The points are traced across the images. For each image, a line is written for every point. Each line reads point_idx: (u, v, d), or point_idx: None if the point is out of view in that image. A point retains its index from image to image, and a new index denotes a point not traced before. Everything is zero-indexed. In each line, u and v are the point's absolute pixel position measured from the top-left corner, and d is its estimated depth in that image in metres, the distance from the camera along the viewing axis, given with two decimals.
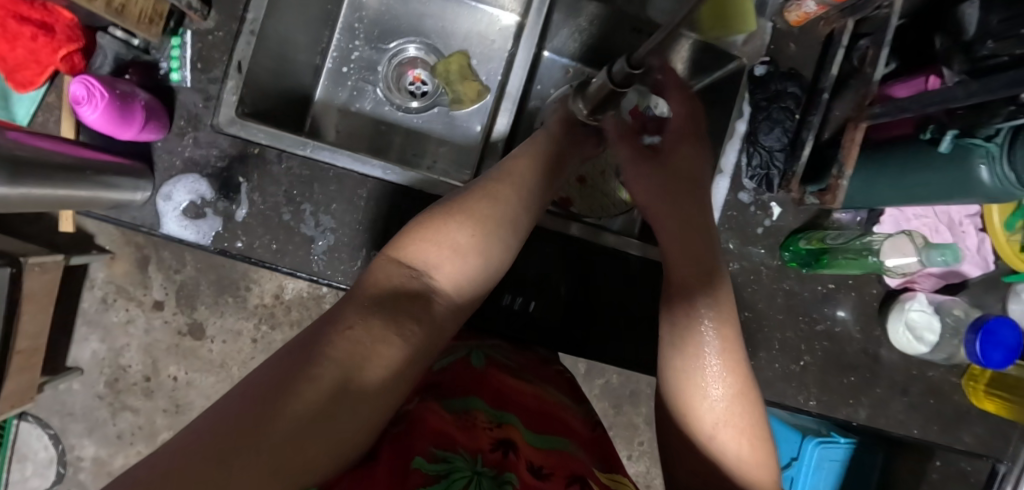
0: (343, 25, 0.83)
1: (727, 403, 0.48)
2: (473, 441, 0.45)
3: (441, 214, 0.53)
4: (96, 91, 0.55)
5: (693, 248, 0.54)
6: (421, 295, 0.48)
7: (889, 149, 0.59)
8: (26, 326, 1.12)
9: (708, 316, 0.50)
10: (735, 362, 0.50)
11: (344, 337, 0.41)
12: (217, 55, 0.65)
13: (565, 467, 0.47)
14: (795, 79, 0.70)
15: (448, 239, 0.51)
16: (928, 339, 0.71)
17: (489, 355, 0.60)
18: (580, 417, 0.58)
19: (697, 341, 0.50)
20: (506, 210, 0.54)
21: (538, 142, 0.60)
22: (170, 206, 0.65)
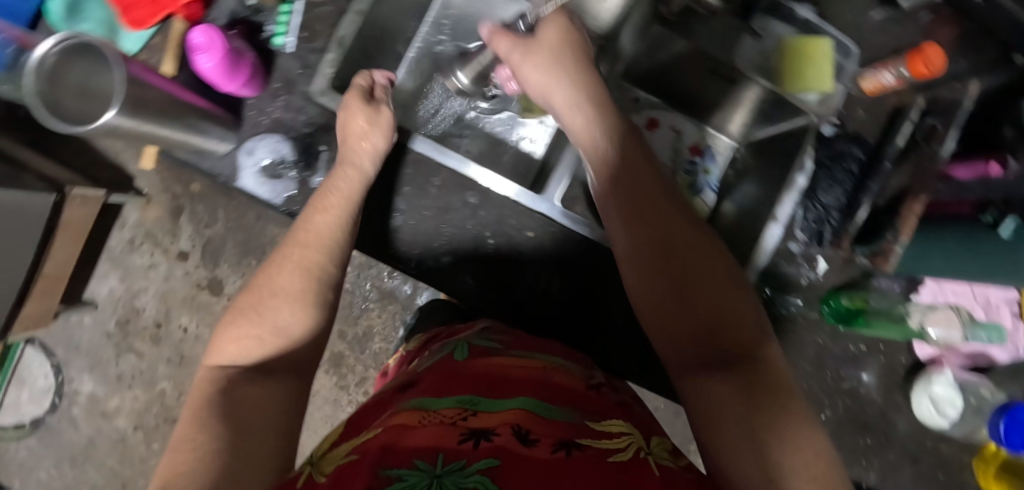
0: (432, 19, 0.86)
1: (707, 305, 0.51)
2: (439, 437, 0.44)
3: (232, 317, 0.52)
4: (216, 44, 0.58)
5: (632, 189, 0.60)
6: (249, 377, 0.46)
7: (954, 228, 0.60)
8: (58, 253, 1.08)
9: (661, 229, 0.57)
10: (704, 260, 0.54)
11: (180, 441, 0.38)
12: (322, 27, 0.68)
13: (553, 433, 0.46)
14: (859, 143, 0.72)
15: (247, 325, 0.51)
16: (949, 413, 0.73)
17: (472, 346, 0.64)
18: (575, 374, 0.61)
19: (653, 260, 0.55)
20: (303, 261, 0.56)
21: (339, 184, 0.62)
22: (251, 161, 0.67)
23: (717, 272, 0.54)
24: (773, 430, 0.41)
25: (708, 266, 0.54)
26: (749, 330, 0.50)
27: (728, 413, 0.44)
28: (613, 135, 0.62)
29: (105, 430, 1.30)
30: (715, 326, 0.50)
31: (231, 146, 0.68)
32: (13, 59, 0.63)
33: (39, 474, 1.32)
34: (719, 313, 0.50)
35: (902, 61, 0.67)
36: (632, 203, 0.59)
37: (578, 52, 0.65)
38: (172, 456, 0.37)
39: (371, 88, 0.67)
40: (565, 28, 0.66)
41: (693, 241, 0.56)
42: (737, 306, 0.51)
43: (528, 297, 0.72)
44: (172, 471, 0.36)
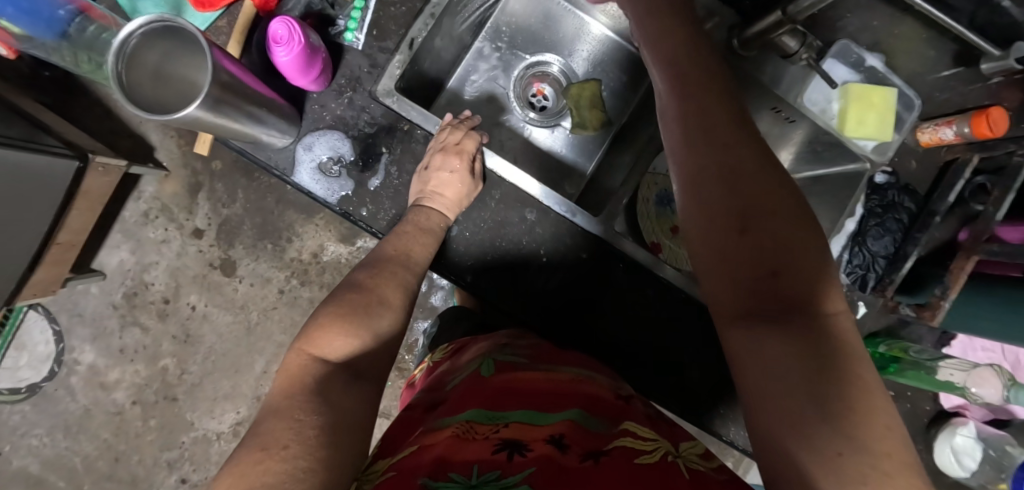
0: (490, 27, 0.86)
1: (780, 251, 0.37)
2: (473, 452, 0.46)
3: (331, 310, 0.51)
4: (303, 52, 0.57)
5: (687, 92, 0.44)
6: (345, 378, 0.45)
7: (1005, 290, 0.62)
8: (72, 221, 0.98)
9: (719, 142, 0.41)
10: (771, 190, 0.39)
11: (277, 432, 0.37)
12: (393, 27, 0.68)
13: (581, 443, 0.48)
14: (910, 194, 0.73)
15: (346, 325, 0.49)
16: (969, 464, 0.74)
17: (499, 362, 0.63)
18: (606, 385, 0.60)
19: (713, 186, 0.40)
20: (396, 281, 0.57)
21: (427, 214, 0.64)
22: (308, 156, 0.66)
23: (789, 208, 0.39)
24: (841, 399, 0.33)
25: (781, 201, 0.39)
26: (819, 281, 0.37)
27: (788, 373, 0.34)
28: (678, 35, 0.46)
29: (101, 402, 1.16)
30: (787, 279, 0.37)
31: (291, 140, 0.66)
32: (76, 28, 0.61)
33: (30, 441, 1.15)
34: (798, 266, 0.37)
35: (965, 120, 0.68)
36: (691, 108, 0.43)
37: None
38: (260, 456, 0.36)
39: (462, 141, 0.67)
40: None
41: (750, 159, 0.40)
42: (815, 250, 0.38)
43: (544, 297, 0.73)
44: (266, 480, 0.34)
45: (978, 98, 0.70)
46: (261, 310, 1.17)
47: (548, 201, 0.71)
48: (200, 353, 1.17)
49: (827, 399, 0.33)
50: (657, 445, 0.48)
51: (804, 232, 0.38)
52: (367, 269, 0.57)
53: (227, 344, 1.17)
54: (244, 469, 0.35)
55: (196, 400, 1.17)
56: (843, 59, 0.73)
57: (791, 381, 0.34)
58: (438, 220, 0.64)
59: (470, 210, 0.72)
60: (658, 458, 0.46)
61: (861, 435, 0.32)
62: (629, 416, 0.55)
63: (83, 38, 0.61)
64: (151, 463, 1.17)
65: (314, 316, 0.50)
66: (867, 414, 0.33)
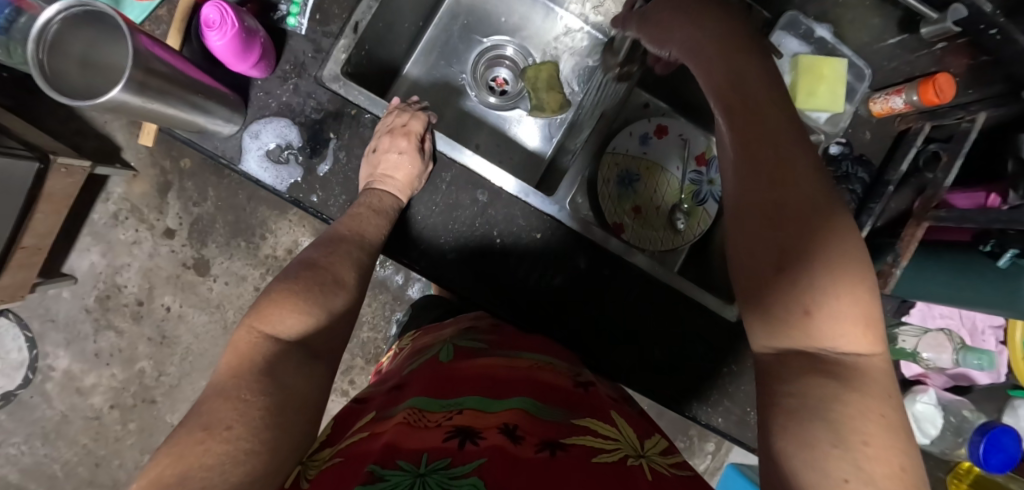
0: (447, 13, 0.86)
1: (817, 286, 0.36)
2: (423, 440, 0.44)
3: (284, 287, 0.49)
4: (235, 41, 0.57)
5: (748, 118, 0.42)
6: (299, 357, 0.44)
7: (944, 253, 0.64)
8: (38, 225, 0.95)
9: (779, 173, 0.39)
10: (826, 225, 0.37)
11: (218, 412, 0.36)
12: (336, 11, 0.67)
13: (543, 433, 0.46)
14: (864, 165, 0.73)
15: (298, 303, 0.48)
16: (929, 430, 0.75)
17: (458, 347, 0.62)
18: (564, 374, 0.59)
19: (764, 221, 0.39)
20: (348, 262, 0.55)
21: (379, 198, 0.63)
22: (255, 144, 0.65)
23: (838, 248, 0.37)
24: (854, 431, 0.32)
25: (832, 241, 0.37)
26: (862, 320, 0.36)
27: (812, 404, 0.34)
28: (735, 61, 0.44)
29: (78, 408, 1.15)
30: (824, 319, 0.36)
31: (237, 128, 0.65)
32: (8, 20, 0.60)
33: (7, 450, 1.14)
34: (835, 304, 0.36)
35: (914, 87, 0.68)
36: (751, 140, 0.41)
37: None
38: (200, 436, 0.35)
39: (409, 122, 0.67)
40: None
41: (806, 194, 0.38)
42: (860, 289, 0.36)
43: (516, 286, 0.72)
44: (203, 461, 0.33)
45: (926, 65, 0.71)
46: (238, 309, 1.16)
47: (506, 185, 0.72)
48: (177, 354, 1.16)
49: (846, 429, 0.32)
50: (620, 447, 0.47)
51: (849, 266, 0.36)
52: (315, 247, 0.56)
53: (204, 344, 1.16)
54: (183, 450, 0.34)
55: (176, 401, 1.16)
56: (793, 31, 0.73)
57: (813, 412, 0.33)
58: (387, 201, 0.63)
59: (419, 193, 0.71)
60: (620, 460, 0.45)
61: (873, 467, 0.31)
62: (590, 406, 0.54)
63: (16, 30, 0.60)
64: (131, 466, 1.16)
65: (267, 290, 0.49)
66: (886, 451, 0.31)
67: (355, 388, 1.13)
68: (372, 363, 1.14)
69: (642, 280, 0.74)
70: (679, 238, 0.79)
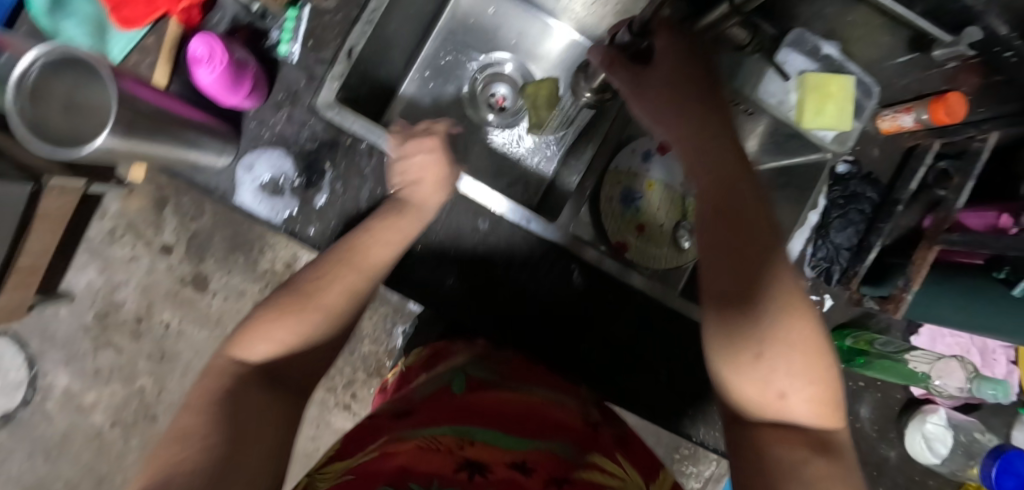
0: (444, 30, 0.84)
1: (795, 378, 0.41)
2: (434, 465, 0.42)
3: (266, 312, 0.53)
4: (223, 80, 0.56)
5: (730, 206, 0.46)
6: (259, 382, 0.47)
7: (956, 277, 0.62)
8: (32, 246, 0.93)
9: (770, 268, 0.43)
10: (798, 312, 0.42)
11: (187, 438, 0.38)
12: (330, 36, 0.65)
13: (550, 465, 0.46)
14: (873, 184, 0.72)
15: (280, 325, 0.52)
16: (940, 451, 0.76)
17: (469, 377, 0.61)
18: (573, 412, 0.59)
19: (744, 314, 0.43)
20: (341, 289, 0.55)
21: (405, 215, 0.60)
22: (249, 176, 0.63)
23: (811, 340, 0.42)
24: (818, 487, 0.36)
25: (807, 334, 0.42)
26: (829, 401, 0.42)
27: (782, 475, 0.37)
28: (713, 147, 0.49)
29: (79, 427, 1.14)
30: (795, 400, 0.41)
31: (230, 160, 0.63)
32: None
33: (10, 469, 1.13)
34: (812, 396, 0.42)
35: (923, 106, 0.66)
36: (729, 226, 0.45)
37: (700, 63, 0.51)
38: (171, 451, 0.37)
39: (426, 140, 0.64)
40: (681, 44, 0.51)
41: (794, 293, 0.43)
42: (809, 350, 0.42)
43: (515, 302, 0.70)
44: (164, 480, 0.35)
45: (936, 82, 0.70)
46: (238, 324, 1.15)
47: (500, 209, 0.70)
48: (178, 370, 1.15)
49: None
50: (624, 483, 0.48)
51: (816, 346, 0.43)
52: (307, 270, 0.56)
53: (204, 359, 1.15)
54: (156, 462, 0.37)
55: None
56: (799, 48, 0.70)
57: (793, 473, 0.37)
58: (406, 226, 0.59)
59: None
60: None
61: None
62: (598, 445, 0.54)
63: None
64: None
65: (252, 323, 0.52)
66: None
67: (357, 403, 1.12)
68: (374, 378, 1.12)
69: (638, 297, 0.72)
70: (682, 256, 0.78)
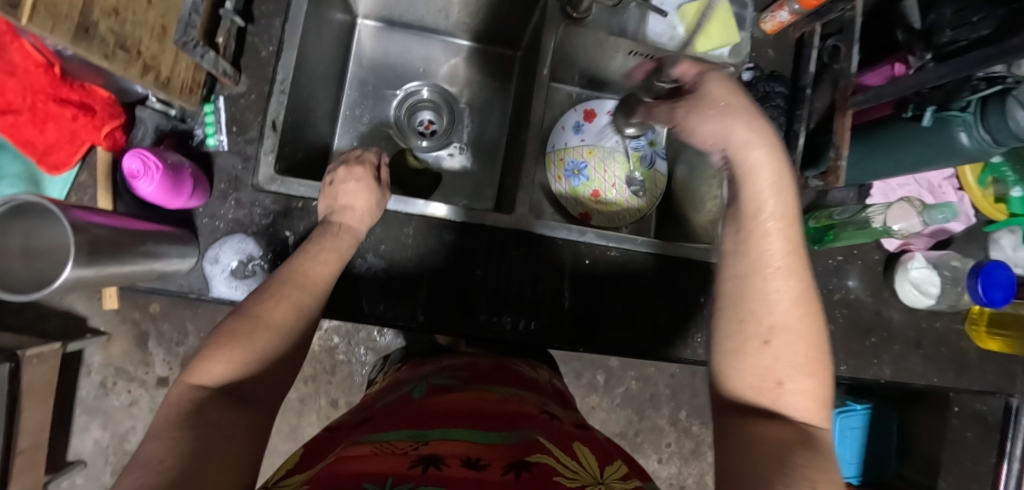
0: (355, 78, 0.89)
1: (782, 332, 0.40)
2: (385, 465, 0.36)
3: (180, 389, 0.41)
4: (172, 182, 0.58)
5: (760, 249, 0.42)
6: (187, 427, 0.37)
7: (879, 131, 0.68)
8: (29, 423, 0.92)
9: (778, 281, 0.41)
10: (809, 322, 0.41)
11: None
12: (250, 116, 0.67)
13: (504, 457, 0.39)
14: (778, 80, 0.78)
15: (197, 415, 0.38)
16: (931, 290, 0.80)
17: (431, 384, 0.54)
18: (521, 401, 0.51)
19: (805, 325, 0.41)
20: (256, 351, 0.45)
21: (323, 248, 0.55)
22: (218, 267, 0.66)
23: (798, 305, 0.41)
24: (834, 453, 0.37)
25: (792, 299, 0.41)
26: (815, 369, 0.40)
27: (777, 460, 0.35)
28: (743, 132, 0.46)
29: None
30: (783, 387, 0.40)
31: (196, 260, 0.65)
32: None
33: None
34: (790, 366, 0.40)
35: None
36: (800, 251, 0.43)
37: (730, 94, 0.48)
38: None
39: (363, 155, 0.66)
40: (728, 82, 0.49)
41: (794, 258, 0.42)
42: (807, 323, 0.41)
43: (480, 294, 0.74)
44: None
45: None
46: None
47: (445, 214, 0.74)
48: None
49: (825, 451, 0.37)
50: (579, 478, 0.38)
51: (807, 298, 0.42)
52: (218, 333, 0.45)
53: None
54: None
55: None
56: None
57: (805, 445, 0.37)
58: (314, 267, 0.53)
59: (372, 232, 0.73)
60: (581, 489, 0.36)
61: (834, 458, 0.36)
62: (569, 434, 0.47)
63: None
64: None
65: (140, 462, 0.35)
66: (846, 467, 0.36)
67: None
68: None
69: (586, 249, 0.77)
70: (642, 206, 0.84)
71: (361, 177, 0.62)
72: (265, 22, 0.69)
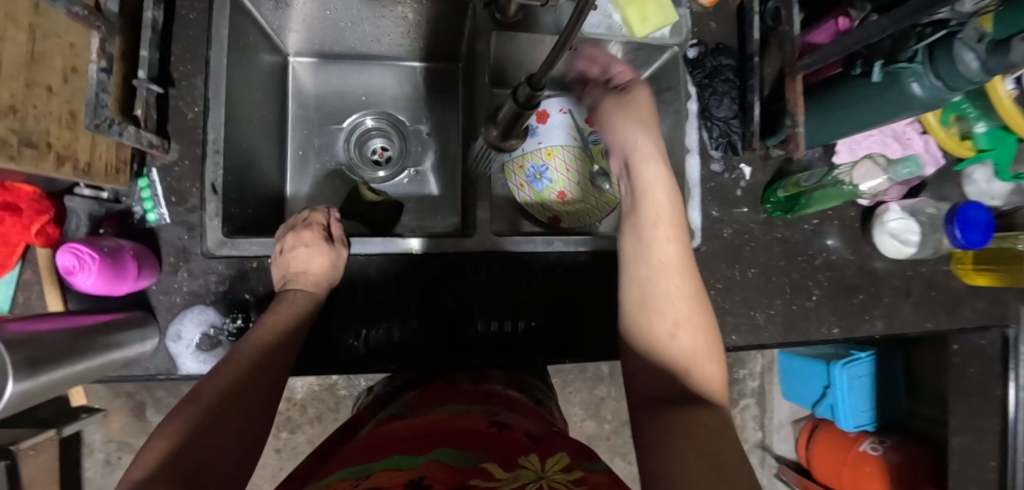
0: (298, 119, 0.87)
1: (670, 314, 0.50)
2: None
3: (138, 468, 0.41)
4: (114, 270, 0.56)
5: (651, 246, 0.52)
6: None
7: (830, 92, 0.66)
8: None
9: (665, 271, 0.51)
10: (694, 304, 0.51)
11: None
12: (187, 183, 0.65)
13: (443, 475, 0.39)
14: (725, 52, 0.76)
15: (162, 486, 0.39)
16: (911, 238, 0.78)
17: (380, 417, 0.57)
18: (474, 415, 0.52)
19: (692, 307, 0.51)
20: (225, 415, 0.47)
21: (282, 313, 0.59)
22: (182, 344, 0.63)
23: (682, 289, 0.51)
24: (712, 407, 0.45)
25: (676, 287, 0.51)
26: (701, 343, 0.50)
27: (676, 429, 0.42)
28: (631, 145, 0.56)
29: None
30: (672, 362, 0.49)
31: (158, 340, 0.63)
32: None
33: None
34: (677, 343, 0.49)
35: None
36: (680, 246, 0.53)
37: (649, 112, 0.58)
38: None
39: (312, 217, 0.67)
40: (650, 101, 0.58)
41: (675, 254, 0.52)
42: (693, 306, 0.51)
43: (453, 319, 0.72)
44: None
45: None
46: None
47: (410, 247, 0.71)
48: None
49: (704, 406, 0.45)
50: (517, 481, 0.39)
51: (689, 285, 0.51)
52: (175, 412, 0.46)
53: None
54: None
55: None
56: None
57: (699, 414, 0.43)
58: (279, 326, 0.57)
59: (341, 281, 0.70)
60: None
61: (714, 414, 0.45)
62: (519, 440, 0.47)
63: None
64: None
65: None
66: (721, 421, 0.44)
67: None
68: None
69: (558, 254, 0.74)
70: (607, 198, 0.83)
71: (314, 239, 0.63)
72: (185, 84, 0.66)
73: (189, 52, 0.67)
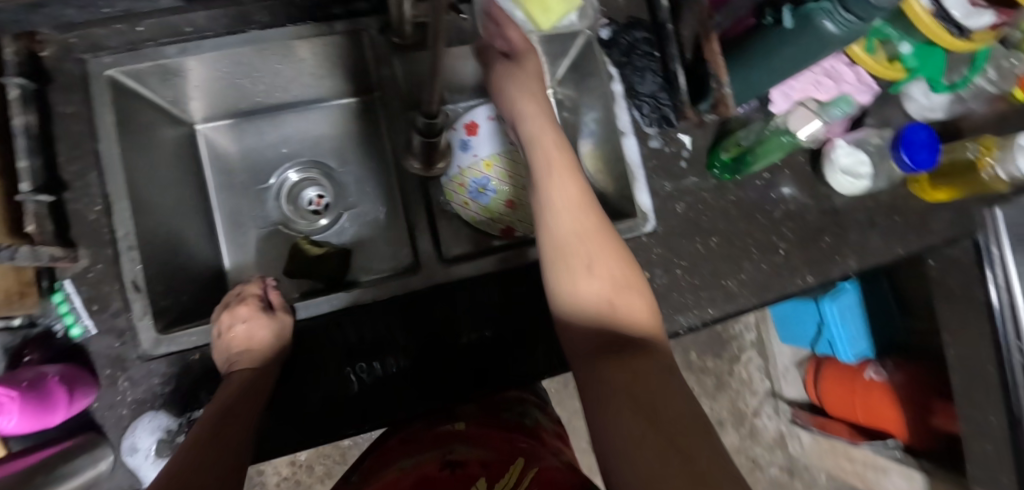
0: (219, 187, 0.82)
1: (596, 274, 0.51)
2: None
3: None
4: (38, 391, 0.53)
5: (560, 211, 0.54)
6: None
7: (747, 43, 0.63)
8: None
9: (577, 232, 0.53)
10: (615, 259, 0.53)
11: None
12: (107, 287, 0.61)
13: None
14: (636, 26, 0.74)
15: None
16: (863, 171, 0.77)
17: None
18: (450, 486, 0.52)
19: (612, 262, 0.52)
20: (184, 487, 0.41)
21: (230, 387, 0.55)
22: (141, 455, 0.58)
23: (604, 250, 0.52)
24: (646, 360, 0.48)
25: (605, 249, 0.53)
26: (631, 298, 0.51)
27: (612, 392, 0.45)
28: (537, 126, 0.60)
29: None
30: (613, 319, 0.50)
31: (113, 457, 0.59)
32: None
33: None
34: (613, 305, 0.51)
35: None
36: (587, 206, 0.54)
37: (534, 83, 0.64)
38: None
39: (245, 289, 0.65)
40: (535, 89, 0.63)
41: (588, 215, 0.54)
42: (614, 263, 0.52)
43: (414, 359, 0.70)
44: None
45: None
46: None
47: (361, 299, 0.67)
48: None
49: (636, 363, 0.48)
50: None
51: (605, 244, 0.53)
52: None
53: None
54: None
55: None
56: None
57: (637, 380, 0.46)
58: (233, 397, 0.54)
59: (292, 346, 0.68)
60: None
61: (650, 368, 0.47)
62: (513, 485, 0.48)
63: None
64: None
65: None
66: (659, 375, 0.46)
67: None
68: None
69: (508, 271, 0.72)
70: None
71: (251, 311, 0.61)
72: (79, 182, 0.62)
73: (78, 149, 0.63)
